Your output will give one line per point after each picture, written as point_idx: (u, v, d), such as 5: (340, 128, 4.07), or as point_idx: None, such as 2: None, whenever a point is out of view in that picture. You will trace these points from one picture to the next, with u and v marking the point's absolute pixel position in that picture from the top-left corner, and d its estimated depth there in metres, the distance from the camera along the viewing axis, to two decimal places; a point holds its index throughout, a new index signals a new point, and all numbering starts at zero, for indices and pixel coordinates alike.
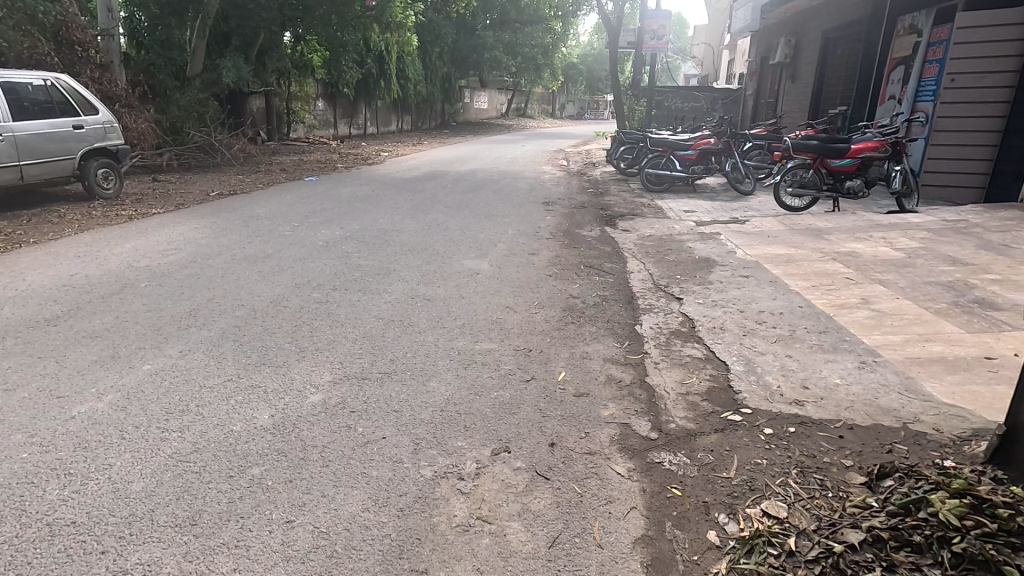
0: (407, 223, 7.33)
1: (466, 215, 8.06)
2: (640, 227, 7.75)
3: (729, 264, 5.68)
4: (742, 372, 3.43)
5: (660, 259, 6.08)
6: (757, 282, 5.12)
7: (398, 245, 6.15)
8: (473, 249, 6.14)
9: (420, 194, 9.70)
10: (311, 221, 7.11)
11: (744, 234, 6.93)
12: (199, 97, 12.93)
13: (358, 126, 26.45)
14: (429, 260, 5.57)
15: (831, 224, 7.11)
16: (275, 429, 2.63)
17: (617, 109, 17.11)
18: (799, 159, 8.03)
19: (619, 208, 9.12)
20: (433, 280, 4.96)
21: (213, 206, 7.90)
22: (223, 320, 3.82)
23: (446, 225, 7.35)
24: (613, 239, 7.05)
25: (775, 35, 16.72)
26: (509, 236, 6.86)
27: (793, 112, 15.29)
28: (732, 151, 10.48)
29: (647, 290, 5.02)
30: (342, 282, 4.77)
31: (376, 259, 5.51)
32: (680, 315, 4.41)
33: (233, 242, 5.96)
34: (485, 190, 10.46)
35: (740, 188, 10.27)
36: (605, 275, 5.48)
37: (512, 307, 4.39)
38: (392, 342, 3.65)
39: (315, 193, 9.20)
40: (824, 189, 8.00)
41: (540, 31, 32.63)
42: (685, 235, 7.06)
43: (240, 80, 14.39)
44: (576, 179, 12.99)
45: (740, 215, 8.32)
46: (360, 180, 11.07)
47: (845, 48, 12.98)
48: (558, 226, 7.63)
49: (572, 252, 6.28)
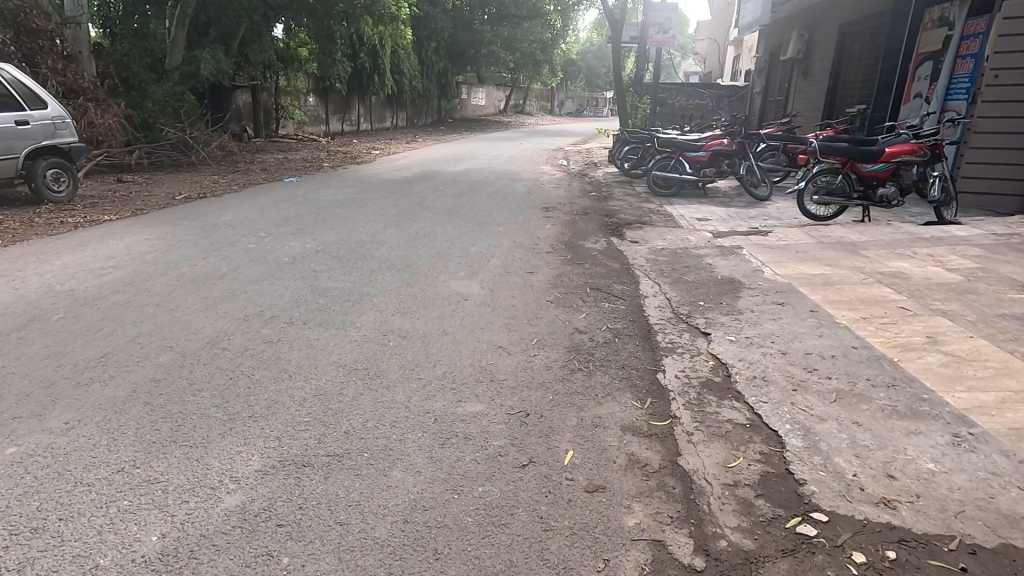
0: (389, 232, 6.53)
1: (457, 223, 7.26)
2: (650, 238, 6.98)
3: (758, 287, 4.91)
4: (800, 449, 2.64)
5: (675, 278, 5.32)
6: (795, 312, 4.34)
7: (375, 261, 5.35)
8: (462, 266, 5.34)
9: (409, 198, 8.90)
10: (281, 231, 6.30)
11: (768, 248, 6.15)
12: (175, 91, 12.09)
13: (351, 122, 25.60)
14: (410, 281, 4.78)
15: (865, 237, 6.35)
16: (161, 564, 1.84)
17: (619, 107, 16.33)
18: (826, 163, 7.19)
19: (626, 215, 8.35)
20: (412, 309, 4.17)
21: (175, 211, 7.08)
22: (139, 371, 3.02)
23: (433, 235, 6.54)
24: (621, 253, 6.26)
25: (787, 30, 15.93)
26: (504, 250, 6.06)
27: (805, 110, 14.51)
28: (746, 153, 9.63)
29: (667, 322, 4.24)
30: (301, 312, 3.97)
31: (346, 280, 4.71)
32: (710, 359, 3.62)
33: (184, 258, 5.15)
34: (479, 194, 9.66)
35: (755, 194, 9.45)
36: (615, 300, 4.71)
37: (505, 349, 3.59)
38: (350, 404, 2.85)
39: (292, 197, 8.38)
40: (855, 197, 7.21)
41: (539, 26, 31.76)
42: (702, 249, 6.29)
43: (221, 73, 13.53)
44: (577, 180, 12.21)
45: (758, 224, 7.55)
46: (346, 182, 10.26)
47: (863, 44, 12.20)
48: (559, 236, 6.85)
49: (576, 270, 5.49)
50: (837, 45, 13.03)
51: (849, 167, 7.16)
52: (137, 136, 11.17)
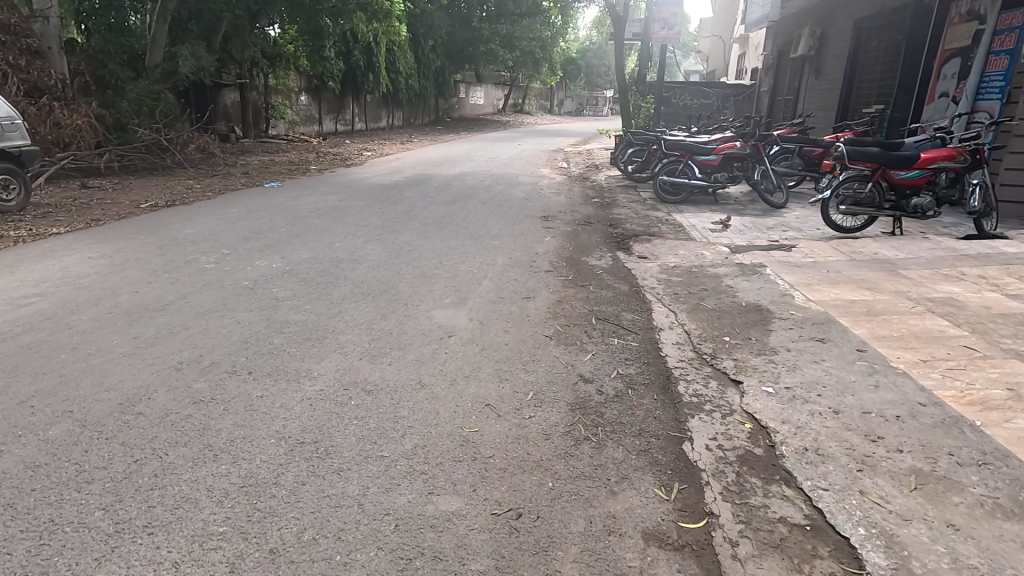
0: (369, 247, 5.85)
1: (446, 235, 6.58)
2: (661, 253, 6.30)
3: (791, 318, 4.23)
4: (885, 571, 1.97)
5: (692, 304, 4.64)
6: (840, 353, 3.65)
7: (348, 285, 4.66)
8: (448, 290, 4.67)
9: (396, 205, 8.21)
10: (246, 247, 5.61)
11: (794, 267, 5.48)
12: (152, 89, 11.39)
13: (345, 122, 24.91)
14: (385, 313, 4.09)
15: (902, 254, 5.68)
16: None
17: (621, 106, 15.61)
18: (855, 170, 6.50)
19: (632, 225, 7.68)
20: (384, 351, 3.48)
21: (134, 223, 6.39)
22: (16, 454, 2.33)
23: (417, 250, 5.86)
24: (630, 271, 5.58)
25: (798, 26, 15.22)
26: (497, 269, 5.37)
27: (818, 110, 13.80)
28: (762, 157, 8.97)
29: (689, 365, 3.56)
30: (247, 357, 3.28)
31: (310, 311, 4.02)
32: (746, 421, 2.93)
33: (127, 282, 4.46)
34: (472, 201, 8.96)
35: (771, 201, 8.75)
36: (626, 335, 4.02)
37: (493, 409, 2.92)
38: (284, 503, 2.17)
39: (268, 206, 7.68)
40: (885, 206, 6.54)
41: (538, 24, 31.02)
42: (720, 267, 5.61)
43: (202, 70, 12.84)
44: (578, 184, 11.52)
45: (778, 237, 6.88)
46: (330, 187, 9.57)
47: (881, 39, 11.51)
48: (560, 251, 6.17)
49: (579, 294, 4.82)
50: (852, 41, 12.33)
51: (879, 174, 6.49)
52: (108, 137, 10.47)
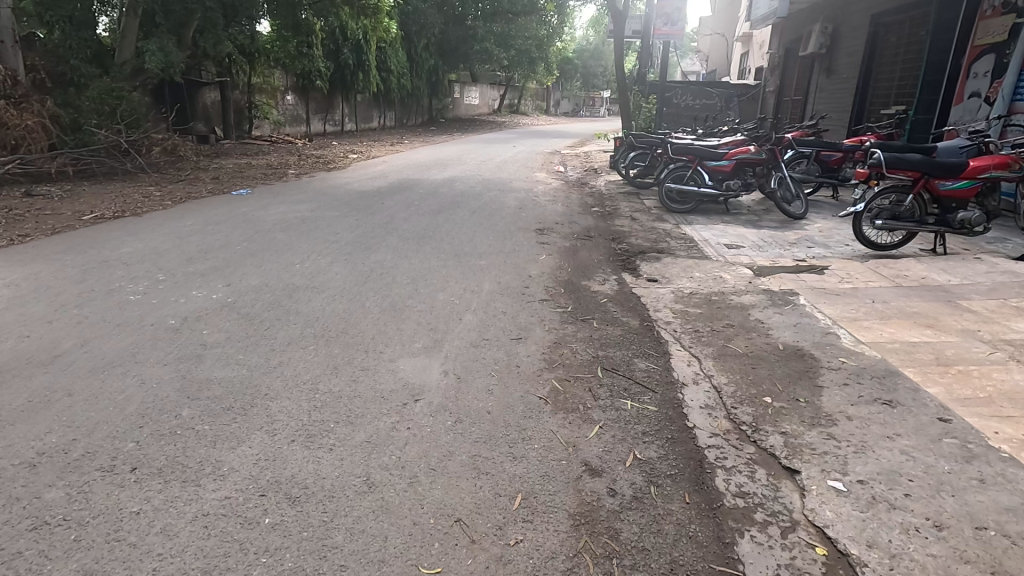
0: (334, 269, 5.03)
1: (427, 253, 5.75)
2: (672, 275, 5.49)
3: (844, 369, 3.43)
4: None
5: (718, 347, 3.83)
6: (919, 424, 2.84)
7: (298, 323, 3.82)
8: (420, 329, 3.84)
9: (374, 216, 7.37)
10: (188, 272, 4.75)
11: (832, 296, 4.68)
12: (113, 87, 10.47)
13: (334, 122, 24.03)
14: (336, 366, 3.24)
15: (955, 279, 4.88)
16: None
17: (621, 106, 14.78)
18: (895, 179, 5.69)
19: (637, 240, 6.87)
20: (327, 428, 2.65)
21: (66, 240, 5.54)
22: None
23: (390, 274, 5.02)
24: (639, 300, 4.77)
25: (808, 22, 14.42)
26: (482, 298, 4.55)
27: (830, 111, 13.03)
28: (779, 162, 8.15)
29: (725, 444, 2.74)
30: (135, 443, 2.44)
31: (241, 364, 3.19)
32: (817, 542, 2.11)
33: (21, 322, 3.61)
34: (460, 210, 8.14)
35: (790, 211, 7.93)
36: (641, 395, 3.20)
37: (465, 529, 2.10)
38: None
39: (229, 218, 6.82)
40: (928, 221, 5.74)
41: (534, 22, 30.02)
42: (744, 294, 4.81)
43: (172, 67, 11.93)
44: (577, 190, 10.72)
45: (803, 254, 6.09)
46: (306, 195, 8.73)
47: (901, 35, 10.74)
48: (557, 274, 5.36)
49: (582, 332, 3.99)
50: (868, 37, 11.56)
51: (922, 185, 5.68)
52: (63, 139, 9.59)
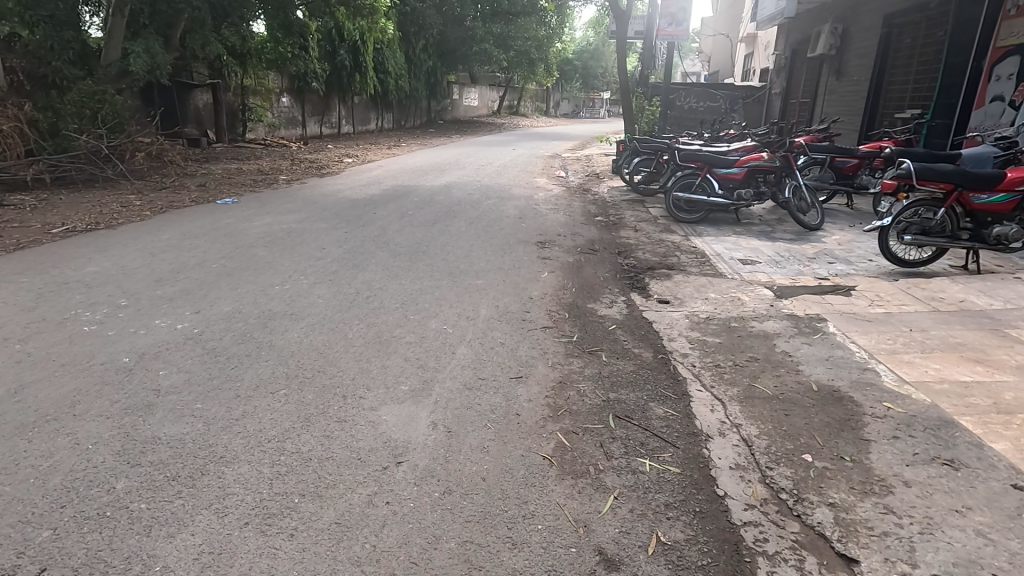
0: (317, 292, 4.59)
1: (419, 271, 5.32)
2: (685, 296, 5.06)
3: (891, 418, 2.99)
4: None
5: (744, 387, 3.40)
6: (992, 495, 2.41)
7: (270, 360, 3.38)
8: (408, 367, 3.41)
9: (365, 228, 6.94)
10: (155, 295, 4.32)
11: (864, 322, 4.25)
12: (95, 90, 10.00)
13: (331, 124, 23.59)
14: (308, 418, 2.81)
15: (997, 303, 4.46)
16: None
17: (624, 109, 14.34)
18: (926, 191, 5.26)
19: (645, 254, 6.44)
20: (289, 505, 2.22)
21: (28, 258, 5.12)
22: None
23: (378, 297, 4.59)
24: (651, 326, 4.33)
25: (816, 22, 13.99)
26: (478, 325, 4.12)
27: (840, 114, 12.61)
28: (794, 170, 7.73)
29: (764, 521, 2.31)
30: (52, 531, 2.02)
31: (197, 416, 2.76)
32: None
33: None
34: (457, 221, 7.70)
35: (805, 222, 7.49)
36: (660, 451, 2.77)
37: None
38: None
39: (210, 231, 6.39)
40: (961, 236, 5.32)
41: (533, 22, 29.49)
42: (766, 320, 4.38)
43: (158, 69, 11.44)
44: (579, 197, 10.30)
45: (824, 271, 5.66)
46: (295, 204, 8.30)
47: (916, 36, 10.31)
48: (560, 295, 4.92)
49: (590, 369, 3.56)
50: (881, 38, 11.14)
51: (954, 198, 5.27)
52: (41, 144, 9.18)
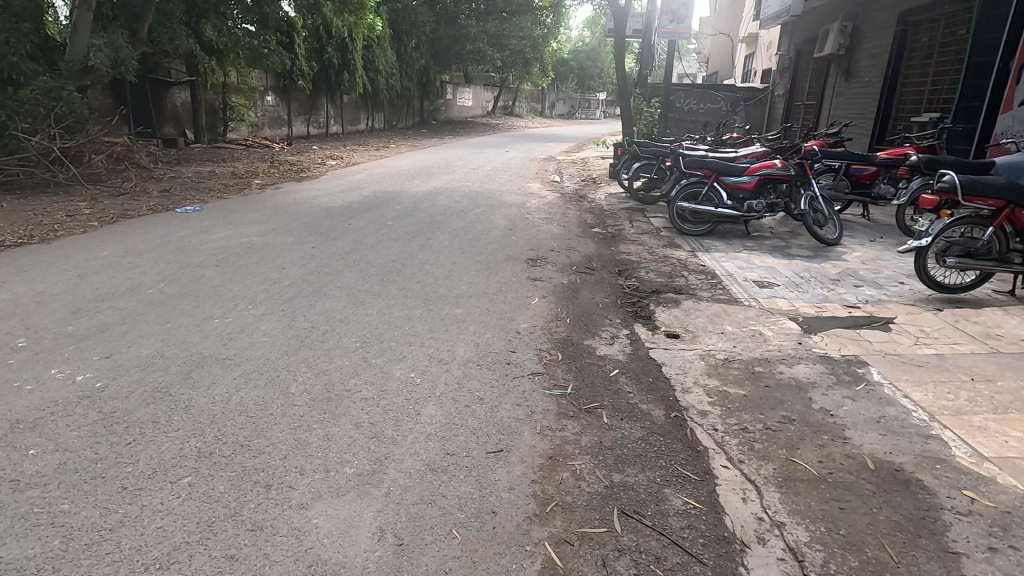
0: (263, 327, 3.86)
1: (389, 297, 4.61)
2: (697, 329, 4.37)
3: (981, 518, 2.29)
4: None
5: (782, 462, 2.70)
6: None
7: (181, 430, 2.65)
8: (357, 439, 2.70)
9: (335, 242, 6.22)
10: (63, 333, 3.59)
11: (915, 368, 3.55)
12: (50, 87, 9.14)
13: (318, 124, 22.83)
14: (210, 528, 2.09)
15: None
16: None
17: (622, 110, 13.67)
18: (971, 209, 4.62)
19: (648, 274, 5.75)
20: None
21: None
22: None
23: (337, 332, 3.87)
24: (660, 372, 3.64)
25: (824, 20, 13.33)
26: (452, 373, 3.41)
27: (850, 118, 11.98)
28: (809, 179, 7.08)
29: None
30: None
31: (56, 528, 2.05)
32: None
33: None
34: (440, 233, 6.99)
35: (822, 236, 6.82)
36: (681, 572, 2.07)
37: None
38: None
39: (157, 246, 5.66)
40: (1012, 259, 4.66)
41: (529, 21, 28.67)
42: (796, 364, 3.69)
43: (123, 64, 10.65)
44: (574, 205, 9.62)
45: (852, 297, 4.98)
46: (263, 213, 7.57)
47: (935, 35, 9.65)
48: (553, 328, 4.23)
49: (588, 437, 2.86)
50: (895, 36, 10.49)
51: (1004, 216, 4.62)
52: None
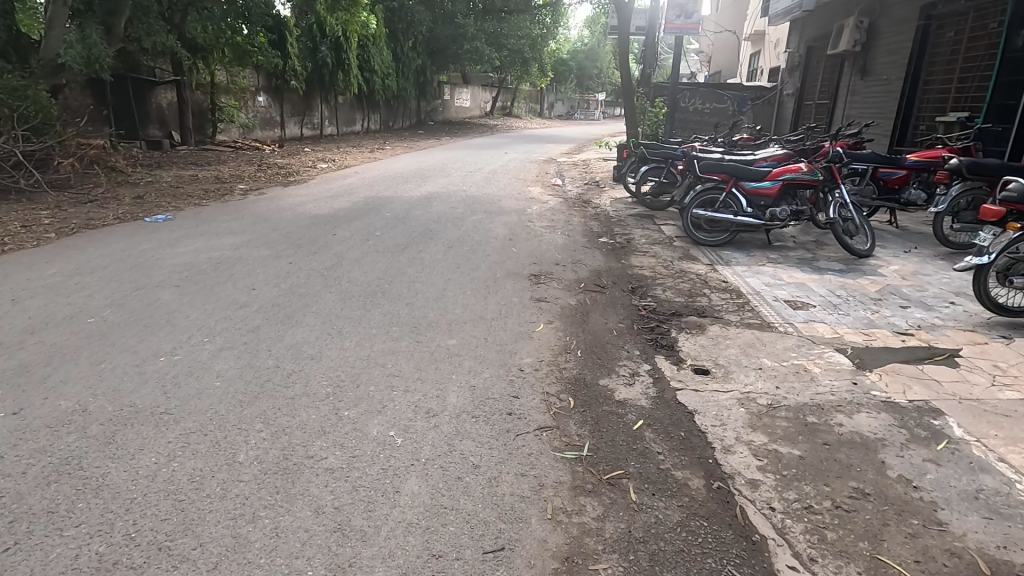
0: (217, 367, 3.24)
1: (371, 326, 3.98)
2: (729, 363, 3.74)
3: None
4: None
5: (867, 563, 2.08)
6: None
7: (84, 526, 2.04)
8: (315, 536, 2.07)
9: (316, 256, 5.60)
10: None
11: (1003, 419, 2.94)
12: (17, 86, 8.55)
13: (312, 125, 22.20)
14: None
15: None
16: None
17: (625, 110, 13.05)
18: None
19: (665, 292, 5.14)
20: None
21: None
22: None
23: (306, 373, 3.25)
24: (693, 423, 3.01)
25: (839, 16, 12.72)
26: (441, 431, 2.78)
27: (867, 118, 11.37)
28: (837, 184, 6.49)
29: None
30: None
31: None
32: None
33: None
34: (433, 244, 6.37)
35: (854, 247, 6.22)
36: None
37: None
38: None
39: (114, 263, 5.04)
40: None
41: (528, 20, 28.04)
42: (855, 412, 3.07)
43: (97, 61, 10.01)
44: (578, 211, 9.00)
45: (901, 321, 4.37)
46: (240, 222, 6.94)
47: (963, 30, 9.06)
48: (561, 365, 3.60)
49: (613, 525, 2.24)
50: (918, 31, 9.88)
51: None
52: None
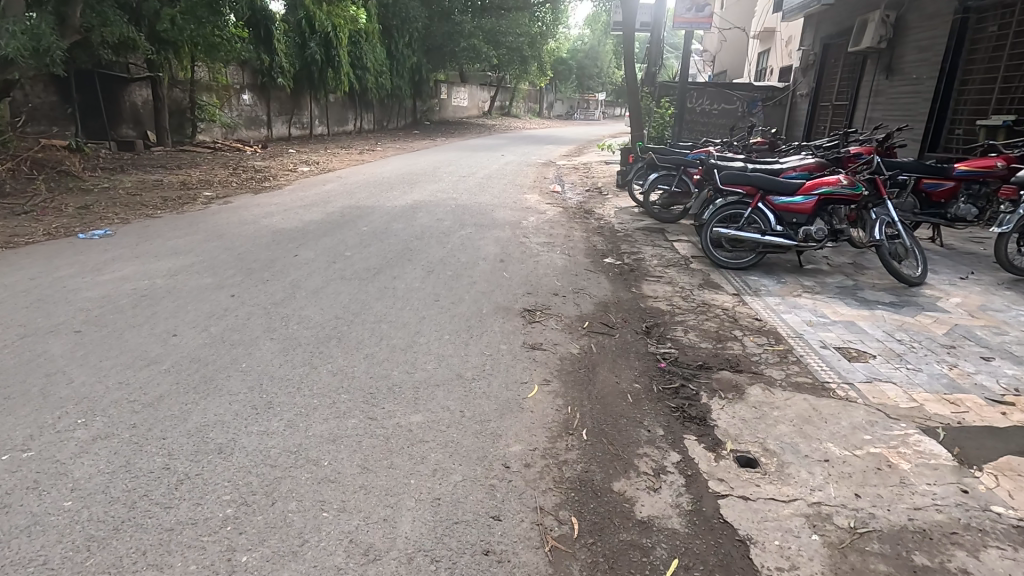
0: (74, 475, 2.30)
1: (310, 395, 3.05)
2: (783, 449, 2.82)
3: None
4: None
5: None
6: None
7: None
8: None
9: (266, 285, 4.66)
10: None
11: None
12: None
13: (301, 125, 21.29)
14: None
15: None
16: None
17: (630, 109, 12.14)
18: None
19: (687, 334, 4.23)
20: None
21: None
22: None
23: (199, 482, 2.31)
24: (750, 565, 2.09)
25: (860, 10, 11.82)
26: None
27: (893, 121, 10.47)
28: (884, 200, 5.56)
29: None
30: None
31: None
32: None
33: None
34: (411, 268, 5.44)
35: (902, 273, 5.30)
36: None
37: None
38: None
39: (11, 298, 4.11)
40: None
41: (526, 17, 27.09)
42: (980, 546, 2.15)
43: (47, 53, 9.00)
44: (580, 223, 8.10)
45: (991, 381, 3.46)
46: (189, 239, 6.00)
47: (1009, 24, 8.16)
48: (561, 457, 2.68)
49: None
50: (954, 25, 8.98)
51: None
52: None
